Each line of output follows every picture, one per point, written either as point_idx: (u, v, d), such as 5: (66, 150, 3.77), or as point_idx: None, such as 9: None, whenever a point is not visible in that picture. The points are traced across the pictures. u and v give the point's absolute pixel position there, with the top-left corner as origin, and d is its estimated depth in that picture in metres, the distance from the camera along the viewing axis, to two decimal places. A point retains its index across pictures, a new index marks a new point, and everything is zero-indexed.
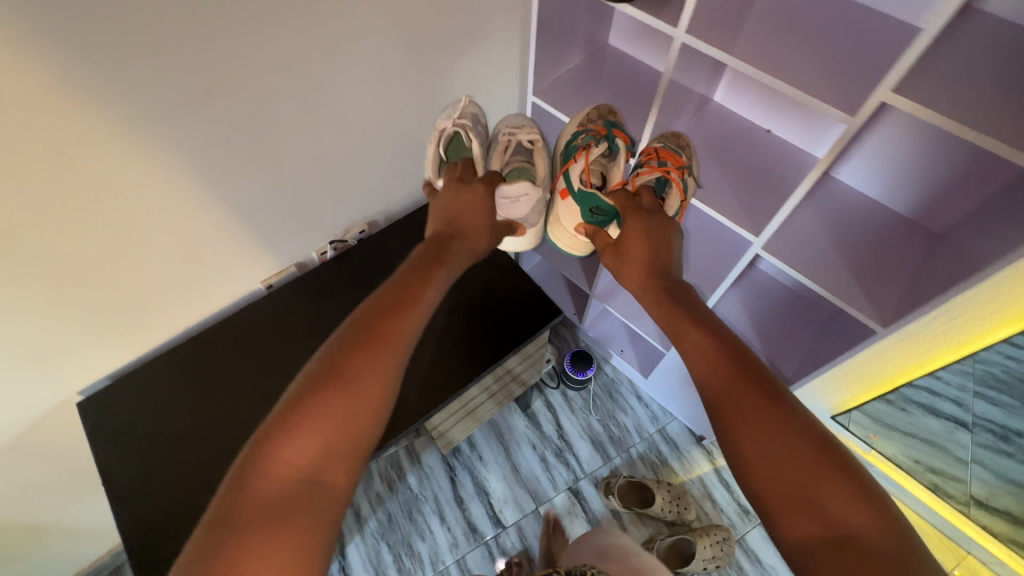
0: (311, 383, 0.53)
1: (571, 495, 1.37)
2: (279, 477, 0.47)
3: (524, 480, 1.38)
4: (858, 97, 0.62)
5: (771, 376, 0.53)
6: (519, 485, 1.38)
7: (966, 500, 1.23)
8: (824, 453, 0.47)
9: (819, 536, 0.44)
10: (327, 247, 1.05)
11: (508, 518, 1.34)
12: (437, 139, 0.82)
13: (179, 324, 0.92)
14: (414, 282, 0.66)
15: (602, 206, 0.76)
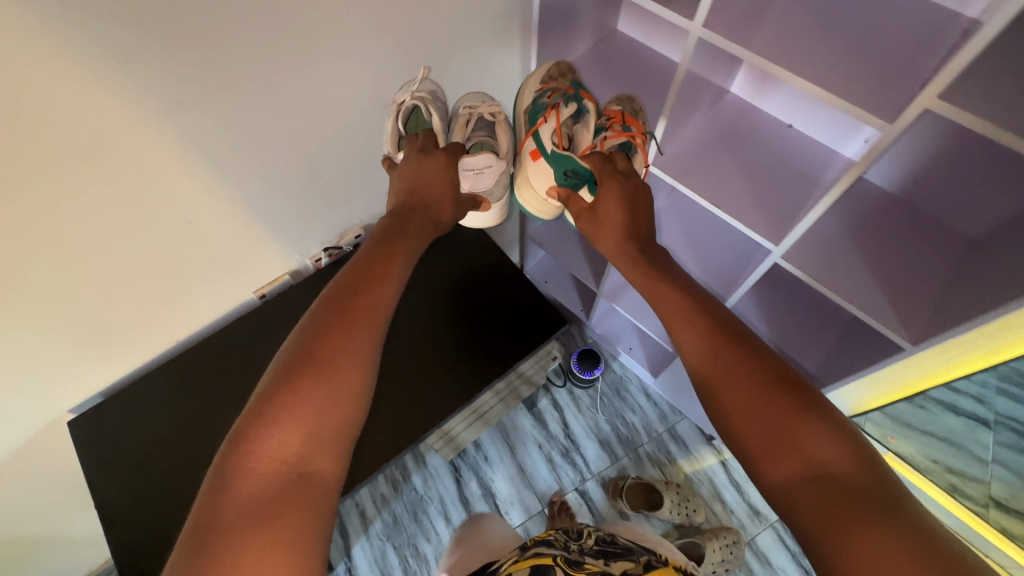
0: (286, 372, 0.54)
1: (577, 496, 1.35)
2: (263, 472, 0.48)
3: (530, 480, 1.36)
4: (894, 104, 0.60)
5: (744, 333, 0.59)
6: (525, 486, 1.36)
7: (986, 501, 1.23)
8: (793, 396, 0.52)
9: (800, 475, 0.47)
10: (321, 253, 0.99)
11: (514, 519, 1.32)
12: (394, 115, 0.76)
13: (173, 336, 0.89)
14: (378, 259, 0.67)
15: (576, 168, 0.75)
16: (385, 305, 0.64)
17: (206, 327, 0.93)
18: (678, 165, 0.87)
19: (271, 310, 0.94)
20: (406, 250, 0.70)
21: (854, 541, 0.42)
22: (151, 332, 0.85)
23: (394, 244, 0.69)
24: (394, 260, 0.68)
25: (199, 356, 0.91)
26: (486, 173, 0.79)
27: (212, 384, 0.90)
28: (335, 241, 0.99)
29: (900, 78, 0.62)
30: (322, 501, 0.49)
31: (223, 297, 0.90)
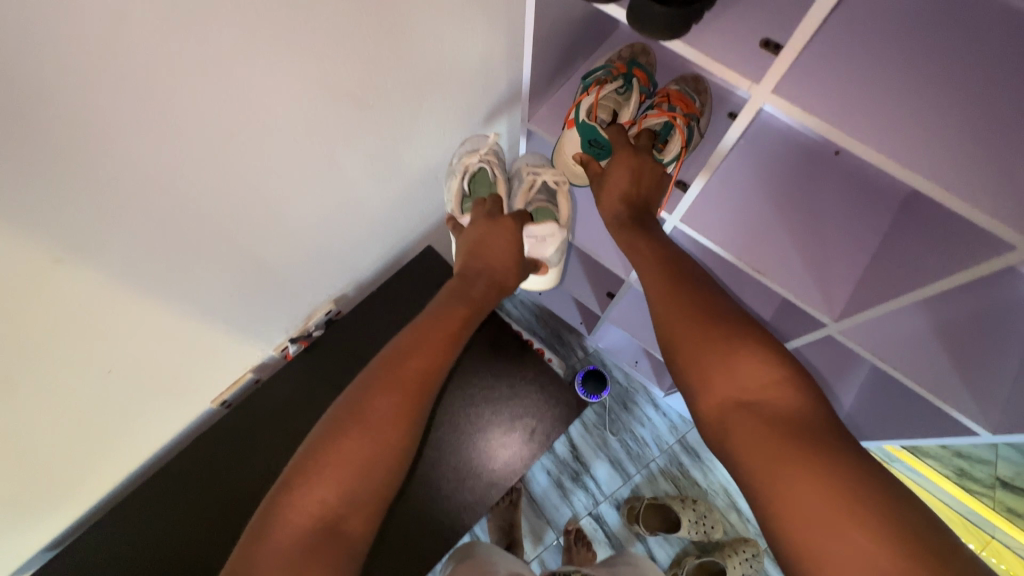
0: (335, 426, 0.56)
1: (592, 521, 1.35)
2: (297, 525, 0.50)
3: (542, 508, 1.36)
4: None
5: (702, 288, 0.64)
6: (537, 515, 1.36)
7: None
8: (747, 334, 0.58)
9: (735, 400, 0.55)
10: (288, 342, 0.86)
11: (528, 551, 1.34)
12: (460, 175, 0.81)
13: (118, 481, 0.75)
14: (441, 322, 0.69)
15: (598, 138, 0.78)
16: (438, 376, 0.64)
17: (166, 449, 0.81)
18: (729, 233, 0.77)
19: (255, 409, 0.85)
20: (464, 318, 0.71)
21: (786, 478, 0.47)
22: (96, 486, 0.71)
23: (454, 310, 0.71)
24: (456, 332, 0.69)
25: (180, 481, 0.80)
26: (548, 240, 0.80)
27: (207, 502, 0.81)
28: (301, 326, 0.87)
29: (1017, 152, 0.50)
30: (347, 555, 0.50)
31: (177, 421, 0.77)
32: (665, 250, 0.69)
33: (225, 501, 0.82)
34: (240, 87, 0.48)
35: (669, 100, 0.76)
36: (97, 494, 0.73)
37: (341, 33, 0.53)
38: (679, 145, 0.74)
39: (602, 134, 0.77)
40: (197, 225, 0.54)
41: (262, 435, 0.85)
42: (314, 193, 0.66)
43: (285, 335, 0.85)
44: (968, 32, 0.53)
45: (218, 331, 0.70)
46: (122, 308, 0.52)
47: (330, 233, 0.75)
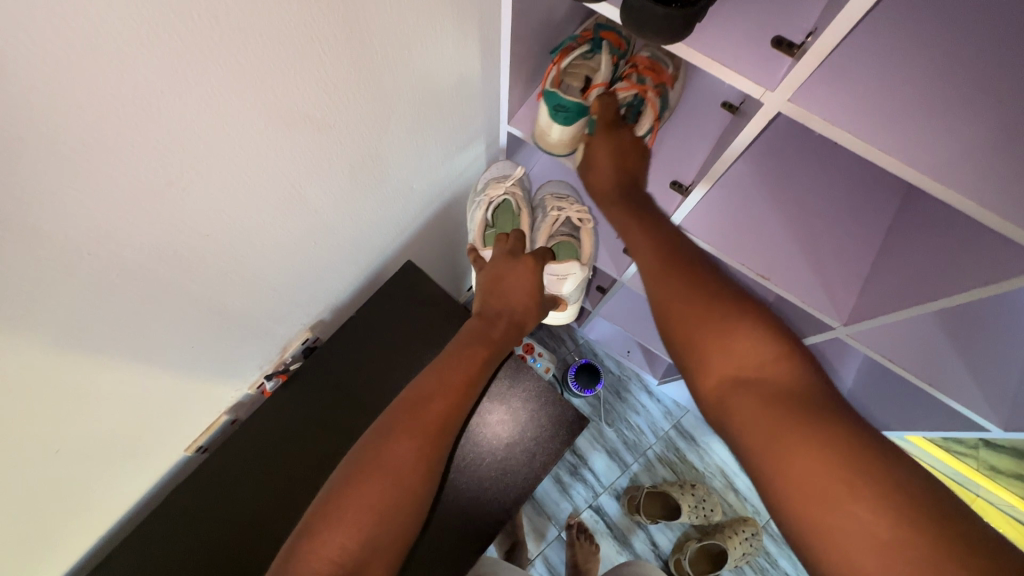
0: (353, 474, 0.58)
1: (593, 513, 1.36)
2: (317, 569, 0.51)
3: (543, 506, 1.36)
4: (1007, 184, 0.49)
5: (693, 263, 0.64)
6: (539, 512, 1.36)
7: (975, 443, 1.27)
8: (746, 311, 0.58)
9: (730, 377, 0.55)
10: (263, 377, 0.85)
11: (532, 550, 1.34)
12: (484, 207, 0.86)
13: (102, 526, 0.72)
14: (462, 362, 0.69)
15: (563, 104, 0.73)
16: (457, 417, 0.65)
17: (143, 493, 0.77)
18: (729, 238, 0.77)
19: (239, 444, 0.82)
20: (483, 361, 0.71)
21: (793, 456, 0.47)
22: (78, 534, 0.68)
23: (472, 351, 0.71)
24: (475, 376, 0.69)
25: (162, 525, 0.77)
26: (567, 279, 0.85)
27: (193, 546, 0.78)
28: (277, 359, 0.86)
29: (1007, 137, 0.50)
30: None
31: (153, 463, 0.73)
32: (660, 228, 0.68)
33: (213, 544, 0.79)
34: (204, 113, 0.45)
35: (638, 70, 0.75)
36: (76, 546, 0.70)
37: (305, 47, 0.50)
38: (654, 117, 0.75)
39: (566, 98, 0.73)
40: (163, 263, 0.51)
41: (248, 471, 0.82)
42: (282, 217, 0.63)
43: (260, 372, 0.83)
44: (947, 16, 0.53)
45: (192, 370, 0.66)
46: (86, 354, 0.50)
47: (302, 257, 0.72)
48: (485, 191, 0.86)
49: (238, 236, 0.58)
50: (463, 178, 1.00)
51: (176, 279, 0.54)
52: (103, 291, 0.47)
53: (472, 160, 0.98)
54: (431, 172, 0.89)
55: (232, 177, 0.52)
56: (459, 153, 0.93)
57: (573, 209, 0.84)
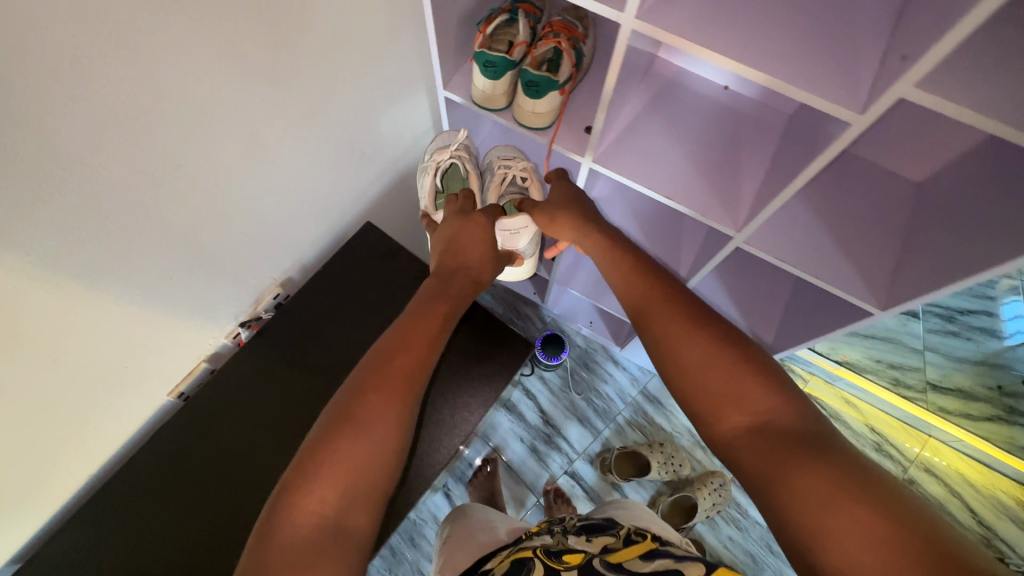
0: (327, 430, 0.56)
1: (569, 478, 1.39)
2: (302, 525, 0.49)
3: (521, 475, 1.38)
4: (861, 83, 0.55)
5: (691, 300, 0.63)
6: (516, 479, 1.38)
7: (924, 387, 1.38)
8: (747, 356, 0.56)
9: (745, 426, 0.52)
10: (239, 328, 0.85)
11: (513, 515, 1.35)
12: (433, 172, 0.85)
13: (83, 473, 0.74)
14: (423, 320, 0.69)
15: (491, 60, 0.73)
16: (426, 369, 0.65)
17: (113, 455, 0.78)
18: (643, 175, 0.81)
19: (208, 401, 0.82)
20: (444, 315, 0.71)
21: (796, 478, 0.45)
22: (60, 476, 0.70)
23: (433, 307, 0.71)
24: (438, 330, 0.69)
25: (140, 482, 0.78)
26: (522, 233, 0.85)
27: (176, 501, 0.79)
28: (250, 311, 0.87)
29: (850, 53, 0.57)
30: (353, 550, 0.50)
31: (127, 415, 0.75)
32: (648, 269, 0.69)
33: (190, 503, 0.79)
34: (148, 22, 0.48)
35: (556, 26, 0.76)
36: (60, 489, 0.72)
37: None
38: (573, 66, 0.75)
39: (494, 53, 0.73)
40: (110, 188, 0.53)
41: (217, 434, 0.82)
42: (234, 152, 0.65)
43: (234, 321, 0.84)
44: None
45: (148, 324, 0.66)
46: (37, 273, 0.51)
47: (251, 209, 0.73)
48: (431, 156, 0.85)
49: (173, 181, 0.59)
50: (416, 146, 1.02)
51: (111, 220, 0.55)
52: (36, 228, 0.48)
53: (421, 128, 1.01)
54: (381, 136, 0.91)
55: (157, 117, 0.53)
56: (406, 117, 0.95)
57: (519, 164, 0.85)
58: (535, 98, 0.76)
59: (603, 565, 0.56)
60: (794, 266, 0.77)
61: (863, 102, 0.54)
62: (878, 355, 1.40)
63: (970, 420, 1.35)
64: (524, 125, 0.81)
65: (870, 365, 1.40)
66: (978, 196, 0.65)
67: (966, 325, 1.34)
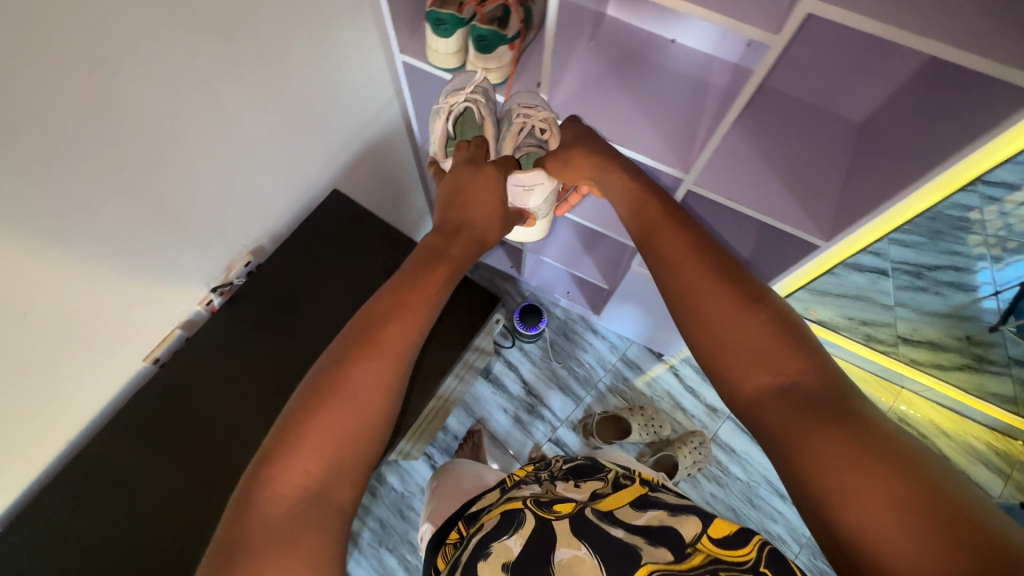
0: (315, 396, 0.55)
1: (552, 446, 1.40)
2: (286, 496, 0.49)
3: (505, 444, 1.39)
4: (777, 15, 0.61)
5: (722, 254, 0.61)
6: (500, 447, 1.38)
7: (895, 341, 1.47)
8: (771, 314, 0.54)
9: (771, 384, 0.50)
10: (211, 294, 0.87)
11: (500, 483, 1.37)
12: (444, 117, 0.85)
13: (64, 439, 0.75)
14: (416, 284, 0.67)
15: (442, 17, 0.80)
16: (418, 335, 0.63)
17: (84, 428, 0.78)
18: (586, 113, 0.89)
19: (191, 360, 0.85)
20: (444, 278, 0.69)
21: (813, 435, 0.45)
22: (44, 437, 0.71)
23: (431, 270, 0.69)
24: (435, 294, 0.67)
25: (125, 450, 0.79)
26: (534, 189, 0.84)
27: (167, 459, 0.81)
28: (222, 278, 0.88)
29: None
30: (336, 521, 0.50)
31: (105, 377, 0.76)
32: (677, 220, 0.67)
33: (179, 462, 0.81)
34: None
35: None
36: (39, 457, 0.72)
37: None
38: (520, 22, 0.82)
39: (444, 12, 0.80)
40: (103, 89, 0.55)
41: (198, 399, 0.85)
42: (223, 67, 0.68)
43: (207, 287, 0.85)
44: None
45: (122, 258, 0.67)
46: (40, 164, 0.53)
47: (230, 158, 0.75)
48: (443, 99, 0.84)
49: (158, 110, 0.62)
50: (377, 121, 1.04)
51: (100, 140, 0.57)
52: (27, 138, 0.51)
53: (382, 102, 1.03)
54: (343, 106, 0.94)
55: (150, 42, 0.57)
56: (366, 88, 0.97)
57: (538, 115, 0.82)
58: (485, 55, 0.85)
59: (596, 513, 0.58)
60: (744, 205, 0.85)
61: (778, 26, 0.60)
62: (851, 314, 1.50)
63: (940, 369, 1.43)
64: (476, 80, 0.89)
65: (844, 322, 1.49)
66: (923, 127, 0.72)
67: (933, 281, 1.43)
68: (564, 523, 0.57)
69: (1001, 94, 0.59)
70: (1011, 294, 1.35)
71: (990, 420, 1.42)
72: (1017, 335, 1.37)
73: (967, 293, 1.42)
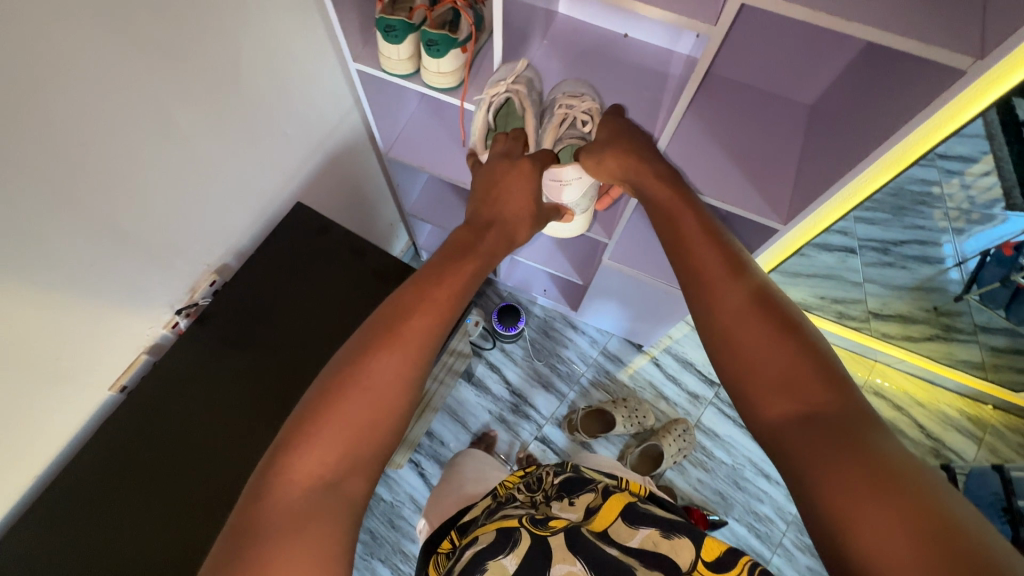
0: (334, 387, 0.53)
1: (539, 444, 1.36)
2: (297, 485, 0.48)
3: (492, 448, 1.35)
4: (711, 6, 0.59)
5: (757, 270, 0.60)
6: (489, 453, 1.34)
7: (867, 317, 1.49)
8: (791, 335, 0.53)
9: (795, 414, 0.48)
10: (176, 316, 0.86)
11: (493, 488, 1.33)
12: (486, 108, 0.83)
13: (27, 475, 0.73)
14: (443, 277, 0.65)
15: (392, 23, 0.76)
16: (443, 330, 0.61)
17: (46, 465, 0.76)
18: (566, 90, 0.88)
19: (157, 387, 0.82)
20: (471, 273, 0.67)
21: (830, 467, 0.43)
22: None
23: (458, 265, 0.67)
24: (462, 290, 0.65)
25: (95, 479, 0.76)
26: (571, 184, 0.82)
27: (143, 478, 0.77)
28: (187, 299, 0.87)
29: None
30: (346, 514, 0.49)
31: (61, 421, 0.74)
32: (715, 231, 0.65)
33: (155, 481, 0.77)
34: None
35: None
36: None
37: None
38: (472, 24, 0.79)
39: (393, 18, 0.76)
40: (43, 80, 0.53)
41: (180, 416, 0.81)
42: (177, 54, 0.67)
43: (171, 309, 0.84)
44: None
45: (84, 253, 0.65)
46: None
47: (190, 160, 0.74)
48: (487, 89, 0.82)
49: (103, 113, 0.61)
50: (338, 131, 1.03)
51: (42, 148, 0.56)
52: None
53: (342, 110, 1.01)
54: (297, 116, 0.91)
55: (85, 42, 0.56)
56: (322, 98, 0.95)
57: (581, 105, 0.80)
58: (438, 59, 0.79)
59: (593, 533, 0.57)
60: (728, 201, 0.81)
61: (714, 17, 0.58)
62: (823, 293, 1.52)
63: (913, 343, 1.43)
64: (434, 87, 0.84)
65: (816, 301, 1.51)
66: (870, 109, 0.70)
67: (901, 256, 1.47)
68: (560, 536, 0.56)
69: (943, 81, 0.57)
70: (975, 261, 1.40)
71: (961, 388, 1.42)
72: (981, 302, 1.42)
73: (933, 265, 1.46)
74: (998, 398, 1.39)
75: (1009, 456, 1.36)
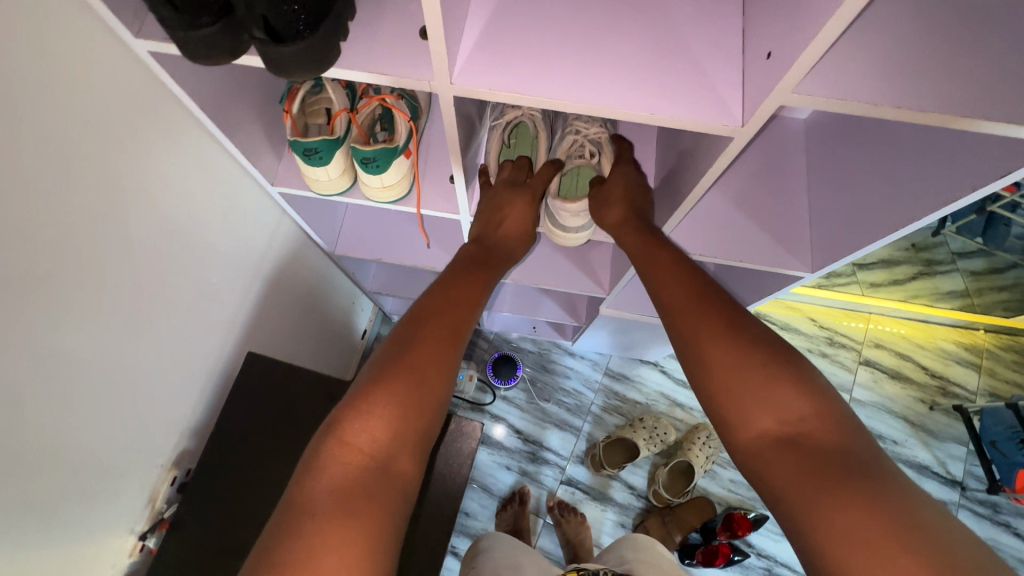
0: (380, 371, 0.57)
1: (567, 487, 1.34)
2: (349, 463, 0.51)
3: None
4: (719, 106, 0.58)
5: (725, 291, 0.62)
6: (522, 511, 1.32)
7: (852, 269, 1.42)
8: (777, 362, 0.54)
9: (776, 430, 0.51)
10: (144, 540, 0.83)
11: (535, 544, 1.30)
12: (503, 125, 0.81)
13: None
14: (466, 282, 0.69)
15: (311, 145, 0.73)
16: (468, 324, 0.65)
17: None
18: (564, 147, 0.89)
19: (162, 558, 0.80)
20: (486, 281, 0.71)
21: (835, 512, 0.44)
22: None
23: (477, 274, 0.71)
24: (479, 291, 0.69)
25: None
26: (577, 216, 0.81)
27: None
28: (149, 519, 0.83)
29: (669, 64, 0.60)
30: (395, 494, 0.52)
31: None
32: (689, 266, 0.67)
33: None
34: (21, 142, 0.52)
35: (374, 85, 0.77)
36: None
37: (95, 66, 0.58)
38: (407, 121, 0.76)
39: (313, 140, 0.73)
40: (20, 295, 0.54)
41: (220, 548, 0.81)
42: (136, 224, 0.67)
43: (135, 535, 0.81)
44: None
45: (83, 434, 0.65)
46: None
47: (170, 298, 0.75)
48: (502, 109, 0.82)
49: (94, 268, 0.62)
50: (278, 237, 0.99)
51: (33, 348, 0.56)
52: None
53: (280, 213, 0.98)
54: (251, 223, 0.90)
55: (57, 216, 0.57)
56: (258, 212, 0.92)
57: (591, 130, 0.81)
58: (380, 173, 0.77)
59: None
60: (750, 261, 0.80)
61: (739, 117, 0.58)
62: None
63: (897, 286, 1.44)
64: (378, 197, 0.82)
65: None
66: (883, 173, 0.69)
67: None
68: None
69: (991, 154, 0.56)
70: None
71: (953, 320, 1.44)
72: (958, 232, 1.37)
73: None
74: (989, 322, 1.43)
75: (1009, 375, 1.41)
